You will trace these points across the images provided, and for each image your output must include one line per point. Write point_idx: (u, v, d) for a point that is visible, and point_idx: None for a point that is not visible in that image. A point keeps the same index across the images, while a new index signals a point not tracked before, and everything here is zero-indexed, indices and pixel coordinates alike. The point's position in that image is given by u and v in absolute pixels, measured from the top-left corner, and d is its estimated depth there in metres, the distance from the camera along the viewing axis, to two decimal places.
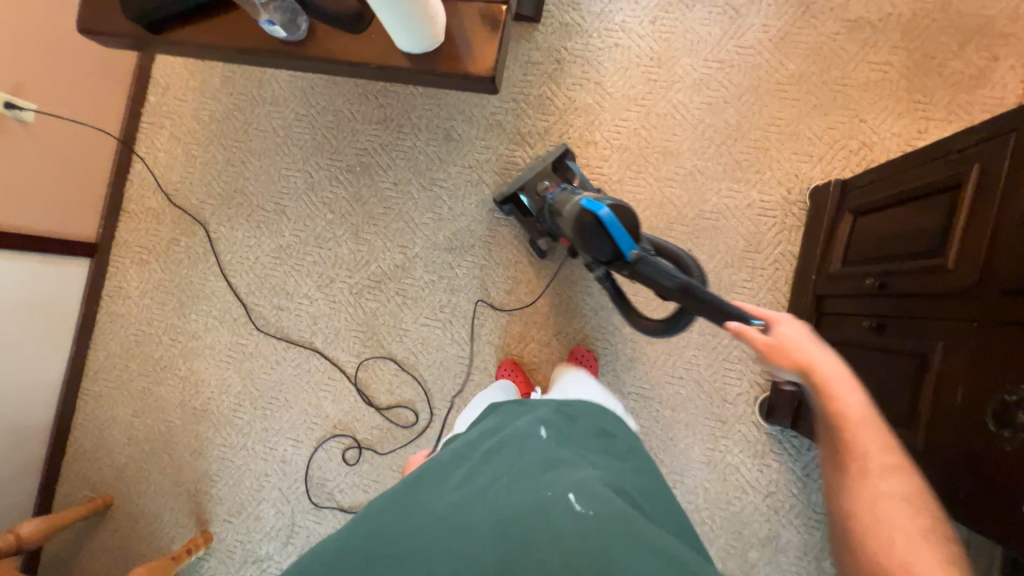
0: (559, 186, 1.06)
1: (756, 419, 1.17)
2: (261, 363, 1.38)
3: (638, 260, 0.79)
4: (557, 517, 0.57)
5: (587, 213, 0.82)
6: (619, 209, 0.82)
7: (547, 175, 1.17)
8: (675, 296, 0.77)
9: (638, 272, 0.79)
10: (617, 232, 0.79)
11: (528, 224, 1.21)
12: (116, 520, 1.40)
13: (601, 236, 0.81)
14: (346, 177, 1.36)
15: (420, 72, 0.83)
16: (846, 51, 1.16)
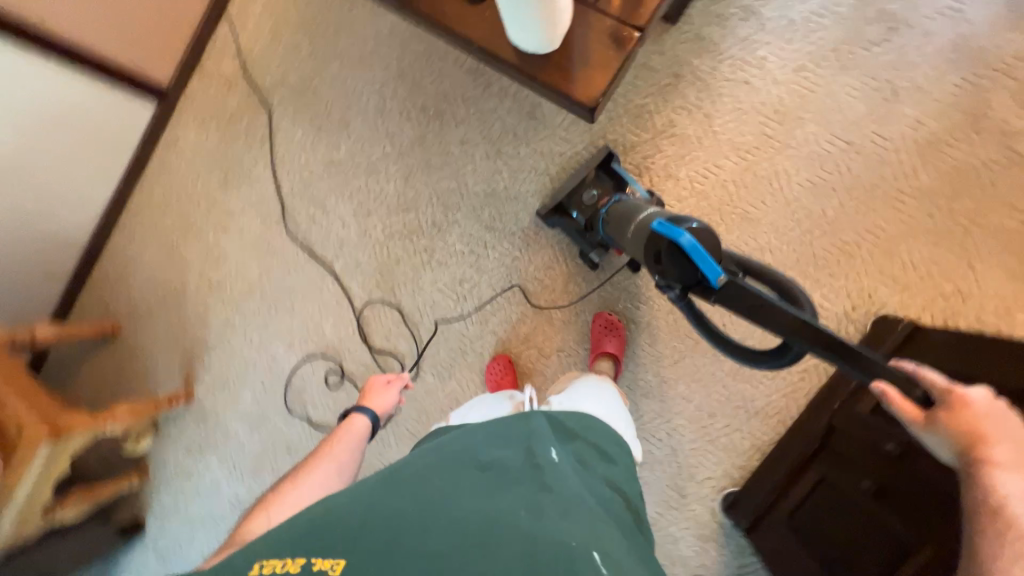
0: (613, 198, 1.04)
1: (714, 507, 1.14)
2: (280, 263, 1.42)
3: (727, 287, 0.68)
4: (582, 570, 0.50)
5: (665, 239, 0.73)
6: (701, 231, 0.72)
7: (594, 181, 1.14)
8: (782, 333, 0.63)
9: (728, 300, 0.68)
10: (702, 259, 0.68)
11: (577, 236, 1.16)
12: (117, 348, 1.53)
13: (681, 262, 0.71)
14: (417, 115, 1.30)
15: (518, 70, 0.77)
16: (992, 186, 1.01)
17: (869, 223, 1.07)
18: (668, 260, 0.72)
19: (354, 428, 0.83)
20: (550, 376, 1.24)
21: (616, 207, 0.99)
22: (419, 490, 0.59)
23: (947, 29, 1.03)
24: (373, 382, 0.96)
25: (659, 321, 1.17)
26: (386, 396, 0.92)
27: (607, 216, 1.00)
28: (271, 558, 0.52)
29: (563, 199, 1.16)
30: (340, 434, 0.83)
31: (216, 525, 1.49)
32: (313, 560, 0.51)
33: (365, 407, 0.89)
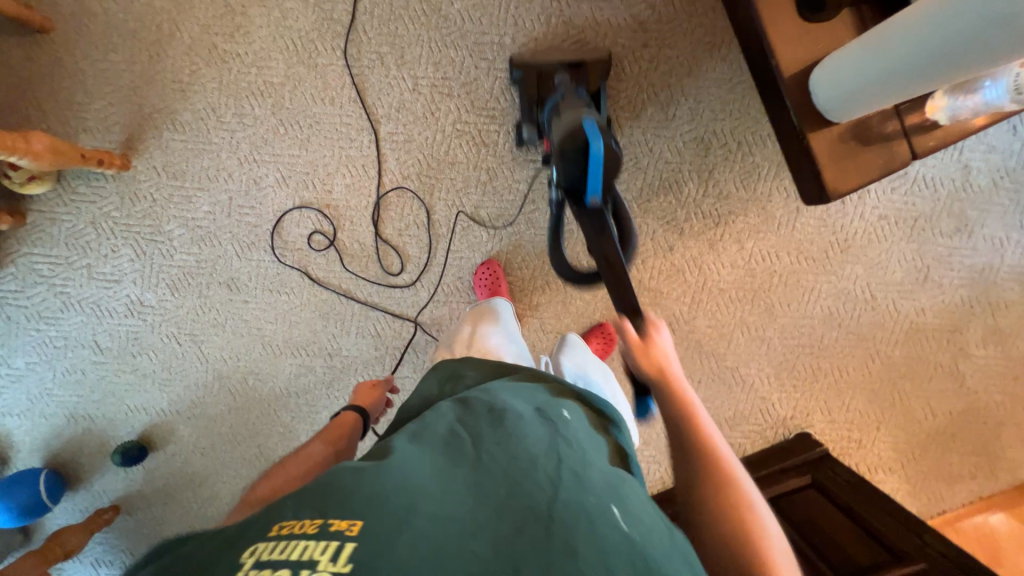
0: (570, 88, 0.96)
1: None
2: (316, 83, 1.15)
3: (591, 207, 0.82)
4: (602, 526, 0.48)
5: (585, 139, 0.78)
6: (610, 152, 0.78)
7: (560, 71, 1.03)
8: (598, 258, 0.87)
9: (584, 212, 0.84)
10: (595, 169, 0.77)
11: (525, 105, 1.08)
12: (43, 53, 1.14)
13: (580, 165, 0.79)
14: (557, 27, 1.13)
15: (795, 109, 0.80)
16: (927, 381, 1.26)
17: (841, 364, 1.26)
18: (573, 154, 0.79)
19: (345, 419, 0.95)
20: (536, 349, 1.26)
21: (574, 99, 0.92)
22: (437, 454, 0.57)
23: (988, 255, 1.20)
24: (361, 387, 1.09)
25: None
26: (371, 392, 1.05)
27: (562, 100, 0.93)
28: (290, 517, 0.47)
29: (544, 64, 1.05)
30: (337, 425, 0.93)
31: (99, 317, 1.26)
32: (333, 518, 0.45)
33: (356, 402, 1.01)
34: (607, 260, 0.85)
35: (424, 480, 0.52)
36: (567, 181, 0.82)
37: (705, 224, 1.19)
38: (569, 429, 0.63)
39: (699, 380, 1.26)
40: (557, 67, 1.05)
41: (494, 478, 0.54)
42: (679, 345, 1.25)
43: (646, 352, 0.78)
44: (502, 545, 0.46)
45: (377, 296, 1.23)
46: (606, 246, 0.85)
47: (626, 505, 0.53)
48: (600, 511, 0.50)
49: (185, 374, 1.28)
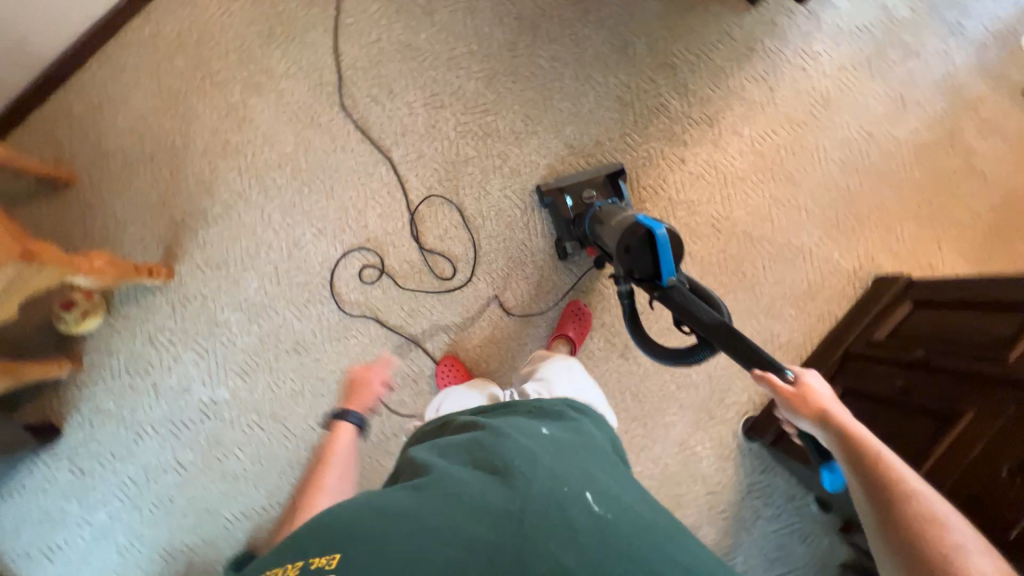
0: (608, 202, 1.13)
1: (736, 429, 1.27)
2: (325, 138, 1.26)
3: (670, 288, 0.86)
4: (574, 514, 0.52)
5: (643, 230, 0.89)
6: (672, 235, 0.89)
7: (595, 186, 1.22)
8: (700, 327, 0.81)
9: (668, 297, 0.86)
10: (664, 254, 0.86)
11: (561, 223, 1.22)
12: (68, 202, 1.22)
13: (646, 251, 0.89)
14: (511, 22, 1.30)
15: None
16: (957, 187, 1.32)
17: (876, 202, 1.32)
18: (639, 247, 0.89)
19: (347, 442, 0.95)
20: (606, 297, 1.28)
21: (610, 207, 1.08)
22: (425, 477, 0.58)
23: (941, 65, 1.34)
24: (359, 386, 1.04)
25: (710, 259, 1.29)
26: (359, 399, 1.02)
27: (600, 210, 1.10)
28: (275, 565, 0.49)
29: (569, 184, 1.21)
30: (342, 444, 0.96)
31: (175, 435, 1.21)
32: (310, 561, 0.48)
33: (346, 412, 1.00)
34: (713, 328, 0.79)
35: (405, 500, 0.54)
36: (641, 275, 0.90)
37: (701, 128, 1.31)
38: (541, 434, 0.67)
39: (763, 265, 1.29)
40: (574, 180, 1.22)
41: (475, 489, 0.55)
42: (729, 241, 1.29)
43: (800, 398, 0.75)
44: (487, 547, 0.48)
45: (441, 305, 1.25)
46: (700, 315, 0.81)
47: (594, 488, 0.57)
48: (571, 499, 0.54)
49: (276, 459, 1.22)
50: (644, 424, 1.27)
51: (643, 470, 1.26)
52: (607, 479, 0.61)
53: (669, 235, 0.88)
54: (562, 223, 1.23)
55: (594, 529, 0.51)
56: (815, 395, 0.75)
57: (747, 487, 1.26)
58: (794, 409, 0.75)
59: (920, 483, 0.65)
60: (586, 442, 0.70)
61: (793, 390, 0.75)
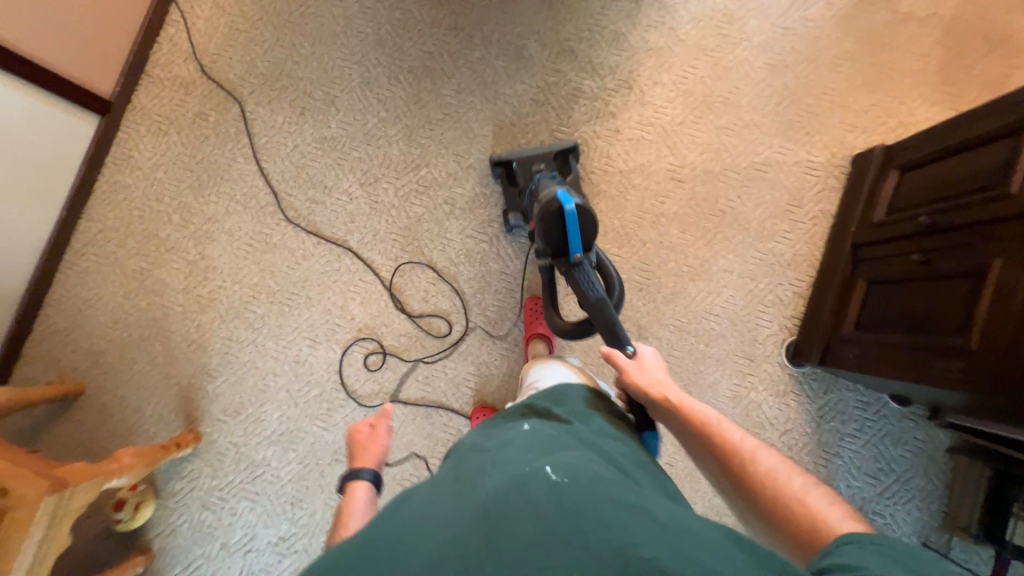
0: (550, 172, 1.12)
1: (781, 361, 1.22)
2: (285, 255, 1.29)
3: (576, 264, 0.93)
4: (534, 490, 0.54)
5: (557, 202, 0.93)
6: (585, 213, 0.93)
7: (545, 158, 1.21)
8: (587, 304, 0.92)
9: (572, 273, 0.94)
10: (570, 233, 0.92)
11: (509, 194, 1.24)
12: (86, 409, 1.27)
13: (557, 226, 0.93)
14: (407, 77, 1.32)
15: None
16: (894, 40, 1.28)
17: (822, 87, 1.28)
18: (551, 223, 0.93)
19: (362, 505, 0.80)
20: None
21: (546, 179, 1.07)
22: (406, 504, 0.60)
23: None
24: (358, 435, 0.92)
25: (685, 210, 1.26)
26: (372, 450, 0.88)
27: (536, 186, 1.09)
28: None
29: (517, 157, 1.21)
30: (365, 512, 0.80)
31: None
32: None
33: (359, 468, 0.86)
34: (593, 305, 0.91)
35: (388, 528, 0.55)
36: (550, 249, 0.95)
37: (623, 94, 1.29)
38: (519, 436, 0.69)
39: (738, 194, 1.26)
40: (518, 154, 1.22)
41: (448, 504, 0.57)
42: (696, 185, 1.27)
43: (638, 372, 0.87)
44: (458, 542, 0.49)
45: (451, 362, 1.25)
46: (587, 293, 0.92)
47: (556, 462, 0.59)
48: (533, 477, 0.56)
49: None
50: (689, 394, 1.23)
51: None
52: (575, 453, 0.62)
53: (578, 210, 0.92)
54: (507, 190, 1.25)
55: (556, 505, 0.52)
56: (647, 371, 0.87)
57: (817, 413, 1.20)
58: (632, 382, 0.85)
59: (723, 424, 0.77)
60: (560, 427, 0.71)
61: (632, 365, 0.87)
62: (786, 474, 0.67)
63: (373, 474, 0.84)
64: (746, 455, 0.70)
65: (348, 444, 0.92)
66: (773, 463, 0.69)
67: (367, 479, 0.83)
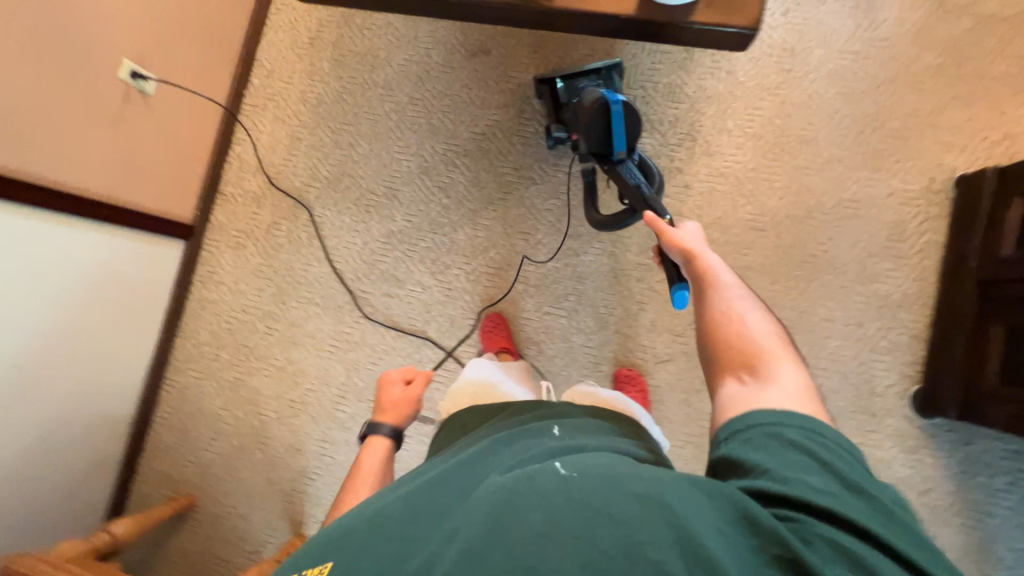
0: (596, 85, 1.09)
1: (908, 413, 1.11)
2: (367, 352, 1.31)
3: (618, 162, 0.93)
4: (542, 482, 0.48)
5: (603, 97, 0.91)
6: (630, 108, 0.91)
7: (592, 76, 1.18)
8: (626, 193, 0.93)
9: (613, 169, 0.94)
10: (615, 129, 0.90)
11: (551, 108, 1.23)
12: (199, 520, 1.33)
13: (602, 123, 0.91)
14: (464, 160, 1.33)
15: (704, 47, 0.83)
16: (982, 46, 1.17)
17: (907, 109, 1.18)
18: (597, 120, 0.92)
19: (380, 457, 0.86)
20: (692, 353, 1.20)
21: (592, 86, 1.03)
22: (417, 483, 0.59)
23: None
24: (384, 384, 0.98)
25: (773, 260, 1.19)
26: (399, 408, 0.94)
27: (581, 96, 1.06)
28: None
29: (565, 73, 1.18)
30: (387, 461, 0.86)
31: None
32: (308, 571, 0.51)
33: (380, 423, 0.91)
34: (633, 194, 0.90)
35: (393, 507, 0.55)
36: (592, 149, 0.95)
37: (688, 146, 1.24)
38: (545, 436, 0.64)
39: (830, 236, 1.17)
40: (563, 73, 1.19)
41: (460, 492, 0.56)
42: (781, 232, 1.19)
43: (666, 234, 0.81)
44: (460, 527, 0.47)
45: None
46: (627, 186, 0.92)
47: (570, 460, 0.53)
48: (542, 468, 0.50)
49: None
50: None
51: None
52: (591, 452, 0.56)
53: (625, 105, 0.90)
54: (550, 109, 1.23)
55: (559, 494, 0.46)
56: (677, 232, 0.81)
57: (960, 469, 1.09)
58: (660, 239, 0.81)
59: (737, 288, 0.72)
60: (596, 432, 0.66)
61: (671, 228, 0.81)
62: (745, 313, 0.68)
63: (392, 431, 0.89)
64: (719, 293, 0.71)
65: (375, 399, 0.97)
66: (748, 316, 0.67)
67: (386, 434, 0.89)
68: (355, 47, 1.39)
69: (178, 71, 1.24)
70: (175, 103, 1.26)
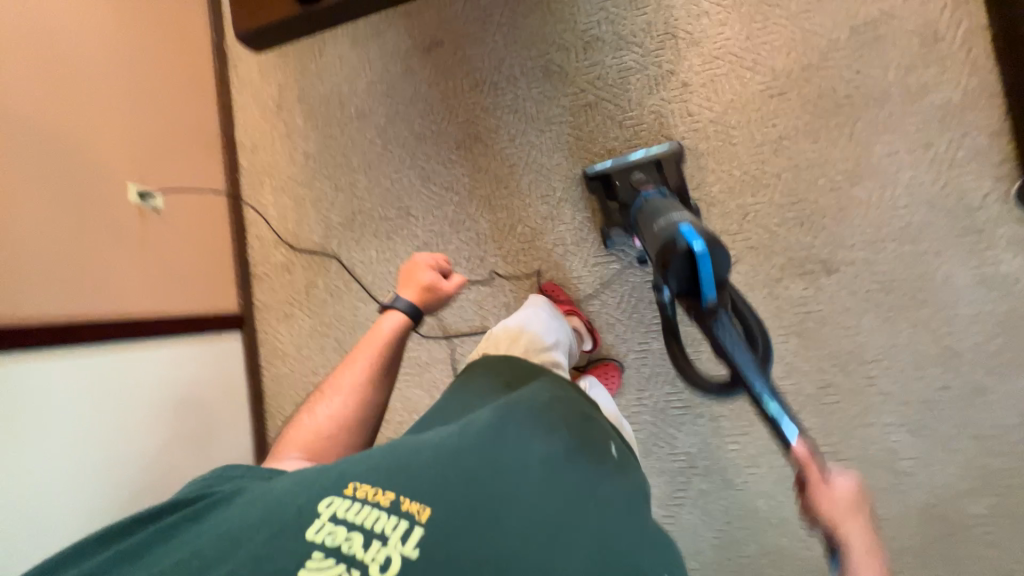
0: (660, 193, 0.99)
1: (1018, 215, 1.01)
2: (441, 367, 1.32)
3: (712, 319, 0.69)
4: None
5: (681, 241, 0.70)
6: (719, 252, 0.69)
7: (645, 166, 1.13)
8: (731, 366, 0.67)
9: (704, 327, 0.70)
10: (705, 281, 0.68)
11: (603, 199, 1.19)
12: None
13: (683, 270, 0.70)
14: (459, 153, 1.31)
15: None
16: None
17: None
18: (676, 269, 0.70)
19: (392, 333, 0.84)
20: (761, 245, 1.12)
21: (654, 201, 0.93)
22: (524, 457, 0.56)
23: None
24: (413, 263, 0.94)
25: (807, 119, 1.10)
26: (422, 287, 0.89)
27: (644, 202, 0.97)
28: (364, 478, 0.52)
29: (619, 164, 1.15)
30: (398, 337, 0.84)
31: None
32: (405, 497, 0.50)
33: (400, 296, 0.88)
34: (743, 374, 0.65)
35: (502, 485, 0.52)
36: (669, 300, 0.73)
37: (672, 45, 1.18)
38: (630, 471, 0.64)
39: (858, 70, 1.08)
40: (621, 166, 1.15)
41: (567, 499, 0.53)
42: (803, 88, 1.11)
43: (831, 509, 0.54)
44: None
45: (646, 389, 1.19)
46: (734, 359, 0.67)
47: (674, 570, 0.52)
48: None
49: None
50: (923, 302, 1.06)
51: (973, 339, 1.04)
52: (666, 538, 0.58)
53: (712, 248, 0.68)
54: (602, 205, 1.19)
55: None
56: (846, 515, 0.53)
57: None
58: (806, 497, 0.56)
59: None
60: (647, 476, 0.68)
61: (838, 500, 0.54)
62: None
63: (409, 306, 0.86)
64: None
65: (402, 275, 0.93)
66: None
67: (402, 310, 0.86)
68: (318, 92, 1.40)
69: (177, 179, 1.30)
70: (181, 209, 1.31)
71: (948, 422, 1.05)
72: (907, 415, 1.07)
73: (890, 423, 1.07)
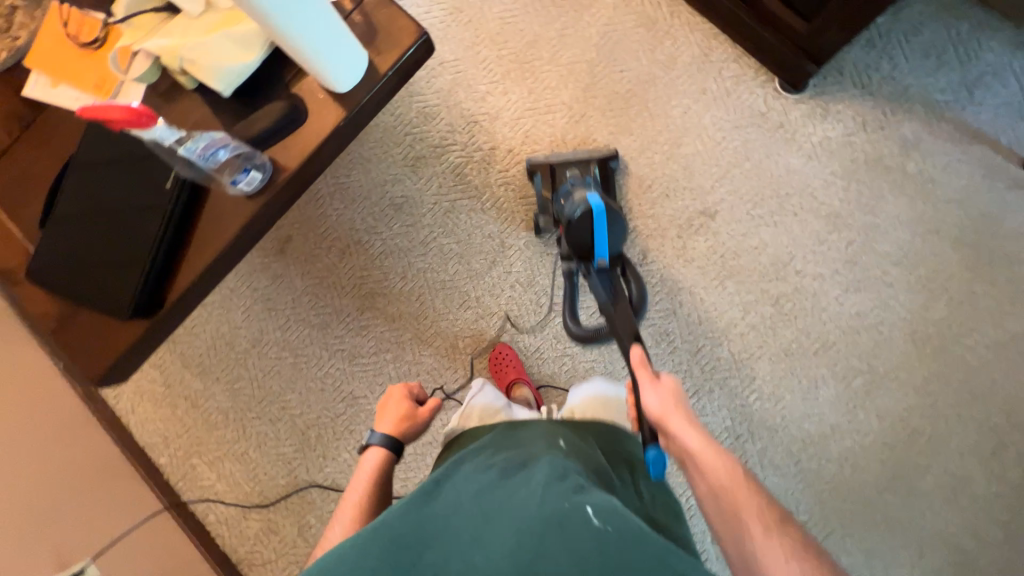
0: (584, 179, 1.11)
1: (794, 99, 1.23)
2: None
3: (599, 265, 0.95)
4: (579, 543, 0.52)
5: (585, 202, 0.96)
6: (615, 219, 0.96)
7: (576, 163, 1.21)
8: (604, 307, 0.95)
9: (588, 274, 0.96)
10: (599, 230, 0.94)
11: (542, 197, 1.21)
12: None
13: (586, 223, 0.94)
14: (366, 316, 1.30)
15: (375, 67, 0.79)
16: None
17: None
18: (582, 224, 0.95)
19: (368, 477, 0.79)
20: (652, 229, 1.24)
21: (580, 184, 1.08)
22: (444, 507, 0.63)
23: None
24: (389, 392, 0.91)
25: (614, 122, 1.27)
26: (402, 419, 0.87)
27: (573, 185, 1.07)
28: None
29: (557, 160, 1.22)
30: (383, 474, 0.80)
31: None
32: None
33: (378, 430, 0.85)
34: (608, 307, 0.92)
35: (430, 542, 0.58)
36: (575, 249, 0.96)
37: (479, 129, 1.31)
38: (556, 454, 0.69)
39: (622, 70, 1.28)
40: (556, 160, 1.22)
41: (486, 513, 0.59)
42: (596, 104, 1.28)
43: (662, 387, 0.76)
44: None
45: None
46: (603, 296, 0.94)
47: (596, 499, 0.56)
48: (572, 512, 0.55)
49: None
50: (788, 193, 1.22)
51: (838, 195, 1.21)
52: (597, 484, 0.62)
53: (608, 212, 0.95)
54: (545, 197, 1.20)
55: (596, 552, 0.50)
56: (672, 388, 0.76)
57: (860, 88, 1.21)
58: (642, 375, 0.77)
59: (701, 461, 0.68)
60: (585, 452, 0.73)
61: (660, 383, 0.76)
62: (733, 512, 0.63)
63: (386, 439, 0.83)
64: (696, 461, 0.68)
65: (379, 408, 0.91)
66: (736, 516, 0.63)
67: (379, 445, 0.82)
68: (199, 348, 1.32)
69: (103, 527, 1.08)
70: (141, 551, 1.11)
71: (873, 264, 1.19)
72: (845, 280, 1.19)
73: (838, 294, 1.19)
